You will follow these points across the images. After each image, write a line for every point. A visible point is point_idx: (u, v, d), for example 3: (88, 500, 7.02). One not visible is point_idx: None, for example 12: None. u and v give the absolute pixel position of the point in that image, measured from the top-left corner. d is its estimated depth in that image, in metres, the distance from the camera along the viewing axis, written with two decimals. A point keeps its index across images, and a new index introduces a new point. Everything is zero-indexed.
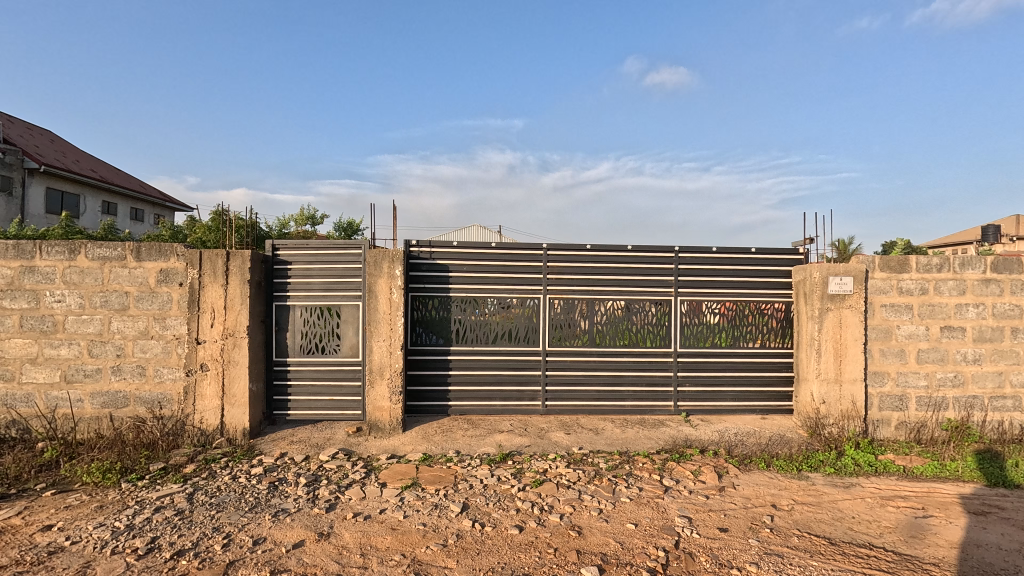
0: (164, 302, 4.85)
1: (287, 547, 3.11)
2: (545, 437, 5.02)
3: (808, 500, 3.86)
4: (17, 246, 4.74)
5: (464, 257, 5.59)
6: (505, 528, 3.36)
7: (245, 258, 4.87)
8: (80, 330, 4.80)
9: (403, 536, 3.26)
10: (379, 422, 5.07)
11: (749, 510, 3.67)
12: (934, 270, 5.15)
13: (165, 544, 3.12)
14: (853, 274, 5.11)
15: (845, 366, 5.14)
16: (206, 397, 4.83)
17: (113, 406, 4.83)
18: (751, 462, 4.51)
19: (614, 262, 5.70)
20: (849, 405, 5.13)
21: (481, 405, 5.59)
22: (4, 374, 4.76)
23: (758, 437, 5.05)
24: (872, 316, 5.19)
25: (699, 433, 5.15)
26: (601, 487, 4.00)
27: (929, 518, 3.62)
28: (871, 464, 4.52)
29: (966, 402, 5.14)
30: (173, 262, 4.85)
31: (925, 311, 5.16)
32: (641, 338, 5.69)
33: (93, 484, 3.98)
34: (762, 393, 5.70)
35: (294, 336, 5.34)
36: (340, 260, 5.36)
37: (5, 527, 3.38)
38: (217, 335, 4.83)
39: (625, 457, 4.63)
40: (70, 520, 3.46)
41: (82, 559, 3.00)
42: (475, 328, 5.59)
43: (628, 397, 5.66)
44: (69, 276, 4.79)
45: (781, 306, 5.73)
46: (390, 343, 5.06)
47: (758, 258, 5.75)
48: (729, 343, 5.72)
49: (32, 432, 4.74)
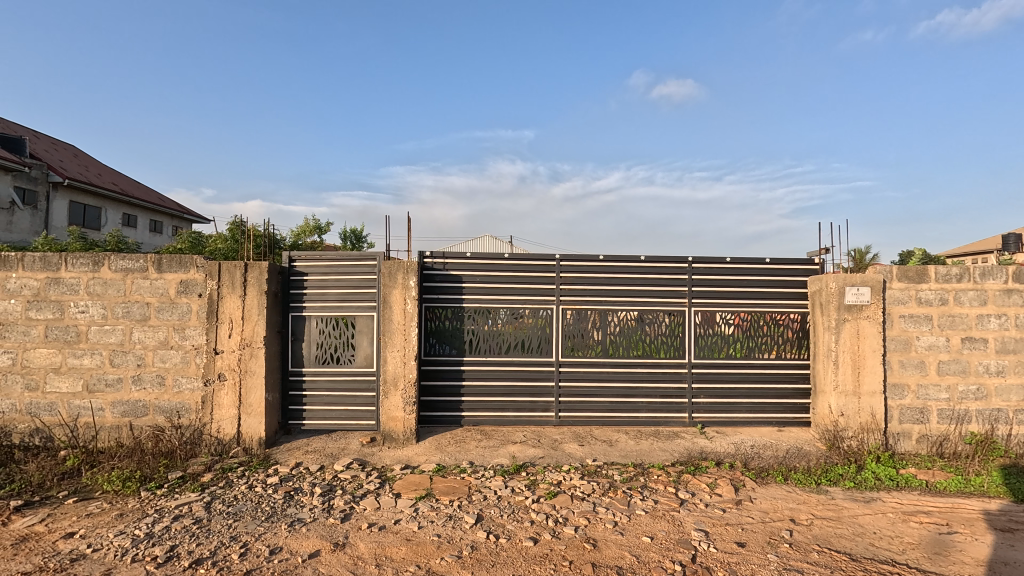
0: (184, 312, 4.94)
1: (303, 557, 3.13)
2: (559, 448, 5.00)
3: (827, 515, 3.79)
4: (43, 258, 4.88)
5: (478, 267, 5.63)
6: (520, 540, 3.34)
7: (263, 269, 4.95)
8: (103, 340, 4.91)
9: (418, 547, 3.26)
10: (393, 433, 5.09)
11: (768, 524, 3.61)
12: (954, 279, 5.07)
13: (183, 553, 3.16)
14: (870, 285, 5.07)
15: (863, 378, 5.07)
16: (223, 406, 4.90)
17: (133, 415, 4.91)
18: (768, 475, 4.45)
19: (627, 272, 5.68)
20: (868, 417, 5.05)
21: (495, 415, 5.59)
22: (29, 383, 4.87)
23: (775, 450, 4.98)
24: (890, 328, 5.11)
25: (715, 445, 5.10)
26: (616, 499, 3.96)
27: (953, 535, 3.53)
28: (892, 479, 4.42)
29: (990, 415, 5.03)
30: (192, 273, 4.94)
31: (945, 322, 5.07)
32: (655, 349, 5.67)
33: (114, 492, 4.04)
34: (778, 404, 5.63)
35: (309, 347, 5.40)
36: (355, 271, 5.42)
37: (29, 534, 3.45)
38: (235, 345, 4.91)
39: (640, 469, 4.59)
40: (91, 528, 3.51)
41: (103, 567, 3.04)
42: (488, 338, 5.61)
43: (641, 408, 5.63)
44: (93, 288, 4.91)
45: (797, 316, 5.67)
46: (404, 353, 5.10)
47: (772, 268, 5.71)
48: (744, 354, 5.67)
49: (55, 440, 4.84)
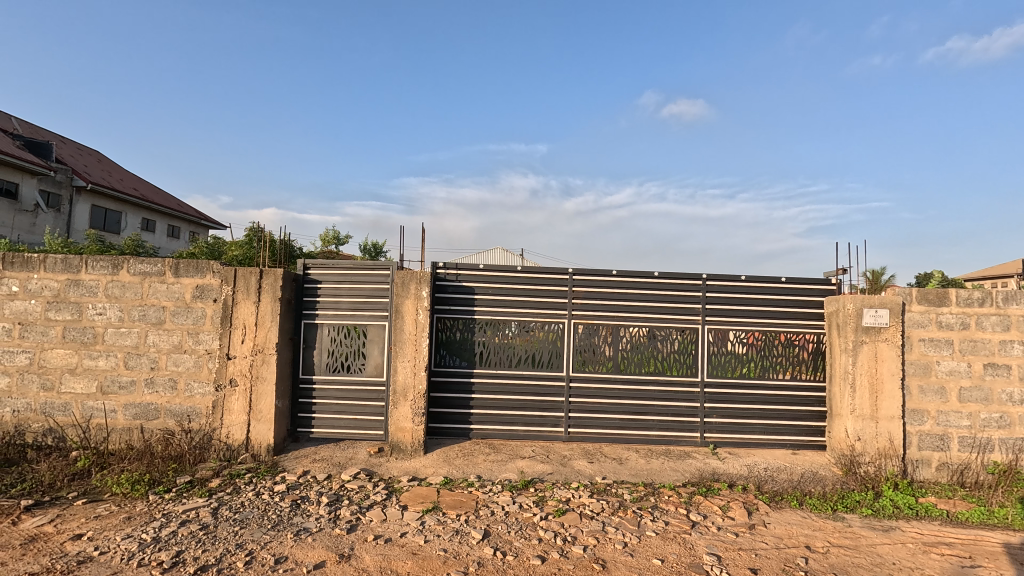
0: (198, 317, 4.99)
1: (307, 567, 3.10)
2: (568, 465, 4.93)
3: (844, 543, 3.68)
4: (64, 260, 4.97)
5: (490, 279, 5.62)
6: (527, 558, 3.28)
7: (277, 276, 4.99)
8: (118, 342, 4.97)
9: (424, 562, 3.22)
10: (401, 444, 5.06)
11: (782, 551, 3.51)
12: (976, 304, 4.96)
13: (189, 559, 3.15)
14: (889, 307, 4.98)
15: (881, 403, 4.96)
16: (233, 412, 4.91)
17: (144, 418, 4.94)
18: (782, 499, 4.34)
19: (640, 288, 5.64)
20: (886, 443, 4.93)
21: (503, 429, 5.54)
22: (45, 383, 4.94)
23: (789, 473, 4.87)
24: (909, 351, 5.01)
25: (727, 467, 5.00)
26: (626, 519, 3.89)
27: (977, 569, 3.41)
28: (911, 507, 4.30)
29: (1014, 444, 4.87)
30: (208, 279, 4.99)
31: (966, 347, 4.96)
32: (666, 366, 5.60)
33: (122, 494, 4.06)
34: (793, 427, 5.52)
35: (321, 354, 5.42)
36: (368, 280, 5.44)
37: (38, 534, 3.46)
38: (247, 351, 4.93)
39: (650, 488, 4.51)
40: (99, 530, 3.51)
41: (109, 570, 3.04)
42: (499, 350, 5.59)
43: (653, 426, 5.55)
44: (111, 290, 4.99)
45: (812, 337, 5.58)
46: (415, 363, 5.09)
47: (788, 287, 5.63)
48: (758, 374, 5.58)
49: (67, 440, 4.89)
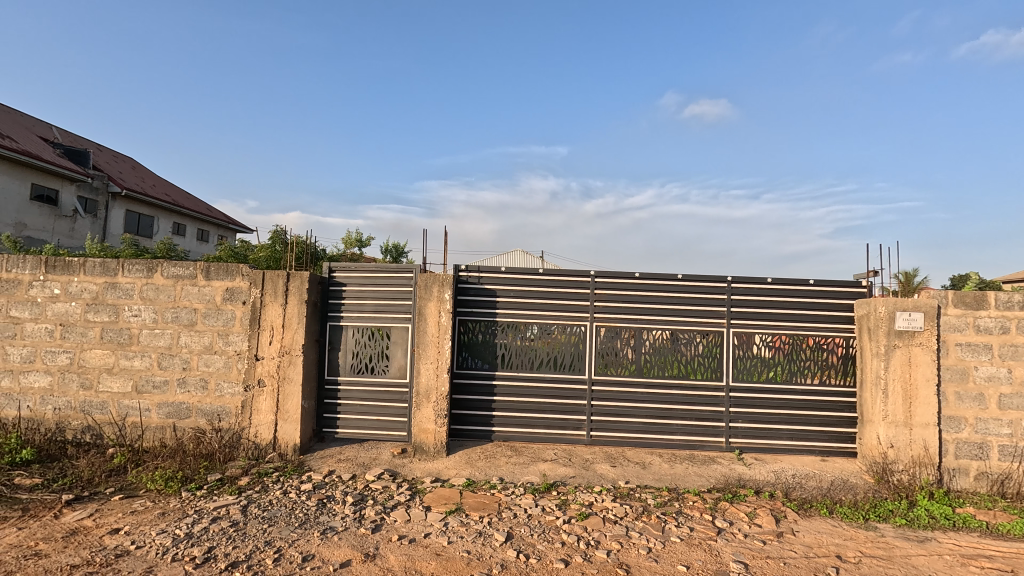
0: (228, 319, 5.12)
1: (334, 566, 3.16)
2: (590, 469, 4.91)
3: (877, 553, 3.58)
4: (102, 264, 5.16)
5: (512, 282, 5.63)
6: (551, 561, 3.28)
7: (304, 279, 5.09)
8: (152, 343, 5.13)
9: (447, 563, 3.24)
10: (423, 445, 5.11)
11: (812, 560, 3.43)
12: (1016, 307, 4.77)
13: (220, 555, 3.23)
14: (923, 310, 4.83)
15: (915, 409, 4.81)
16: (261, 412, 5.02)
17: (176, 417, 5.09)
18: (811, 507, 4.24)
19: (663, 290, 5.58)
20: (920, 450, 4.78)
21: (525, 432, 5.55)
22: (84, 382, 5.13)
23: (818, 480, 4.75)
24: (945, 356, 4.85)
25: (753, 473, 4.91)
26: (650, 524, 3.85)
27: None
28: (947, 518, 4.15)
29: None
30: (238, 281, 5.13)
31: (1007, 352, 4.77)
32: (690, 370, 5.53)
33: (156, 490, 4.19)
34: (822, 432, 5.39)
35: (345, 356, 5.51)
36: (392, 283, 5.51)
37: (78, 528, 3.59)
38: (275, 352, 5.05)
39: (674, 493, 4.45)
40: (135, 525, 3.63)
41: (145, 564, 3.14)
42: (520, 353, 5.59)
43: (676, 430, 5.48)
44: (146, 293, 5.16)
45: (842, 341, 5.44)
46: (437, 365, 5.13)
47: (817, 290, 5.50)
48: (785, 378, 5.47)
49: (105, 438, 5.07)
